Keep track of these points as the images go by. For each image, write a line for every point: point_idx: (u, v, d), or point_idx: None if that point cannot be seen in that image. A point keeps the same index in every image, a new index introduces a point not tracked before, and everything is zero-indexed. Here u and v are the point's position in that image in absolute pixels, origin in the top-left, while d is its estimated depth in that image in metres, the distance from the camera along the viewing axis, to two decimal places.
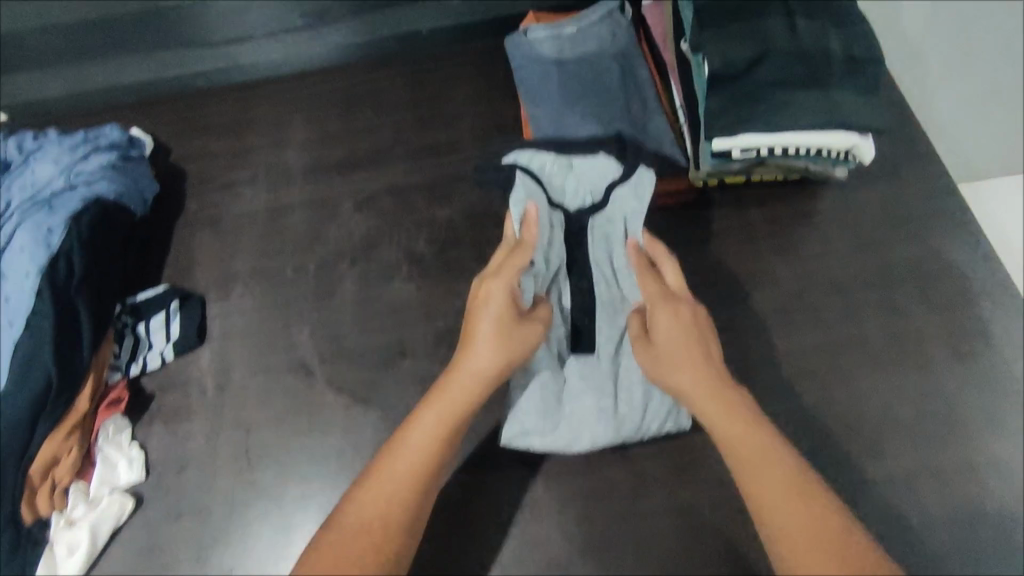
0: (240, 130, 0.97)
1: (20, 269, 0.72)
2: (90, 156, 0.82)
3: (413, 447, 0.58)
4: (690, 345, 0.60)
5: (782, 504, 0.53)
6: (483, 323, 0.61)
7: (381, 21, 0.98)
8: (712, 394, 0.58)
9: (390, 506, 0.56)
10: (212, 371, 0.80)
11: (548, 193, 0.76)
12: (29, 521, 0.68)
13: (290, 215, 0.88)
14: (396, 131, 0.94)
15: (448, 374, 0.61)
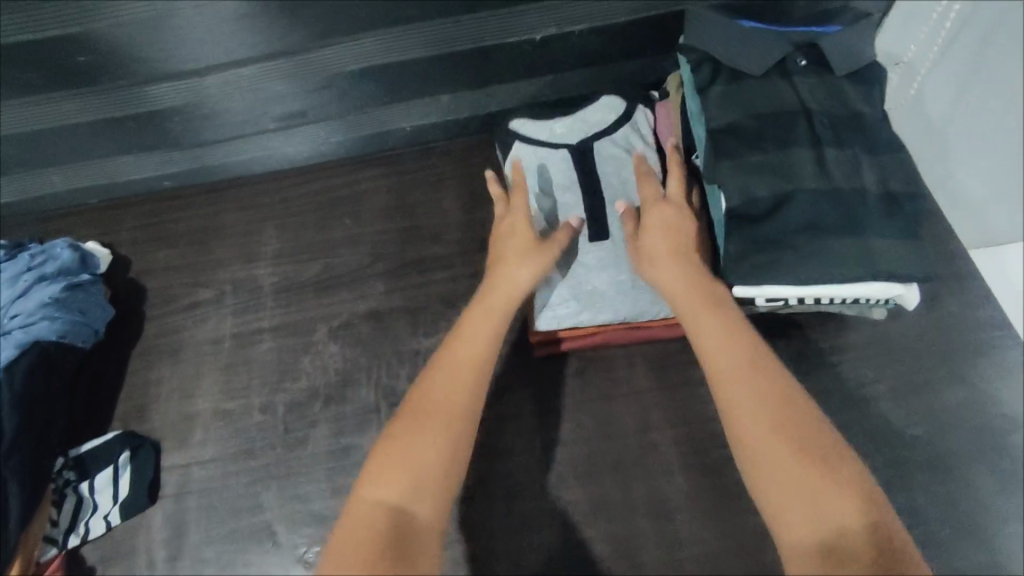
0: (207, 240, 0.88)
1: None
2: (39, 285, 0.74)
3: (464, 346, 0.54)
4: (679, 240, 0.60)
5: (744, 370, 0.47)
6: (505, 249, 0.64)
7: (362, 122, 0.89)
8: (689, 283, 0.56)
9: (456, 395, 0.50)
10: (163, 539, 0.69)
11: (551, 140, 0.78)
12: None
13: (258, 344, 0.79)
14: (376, 243, 0.85)
15: (489, 287, 0.61)
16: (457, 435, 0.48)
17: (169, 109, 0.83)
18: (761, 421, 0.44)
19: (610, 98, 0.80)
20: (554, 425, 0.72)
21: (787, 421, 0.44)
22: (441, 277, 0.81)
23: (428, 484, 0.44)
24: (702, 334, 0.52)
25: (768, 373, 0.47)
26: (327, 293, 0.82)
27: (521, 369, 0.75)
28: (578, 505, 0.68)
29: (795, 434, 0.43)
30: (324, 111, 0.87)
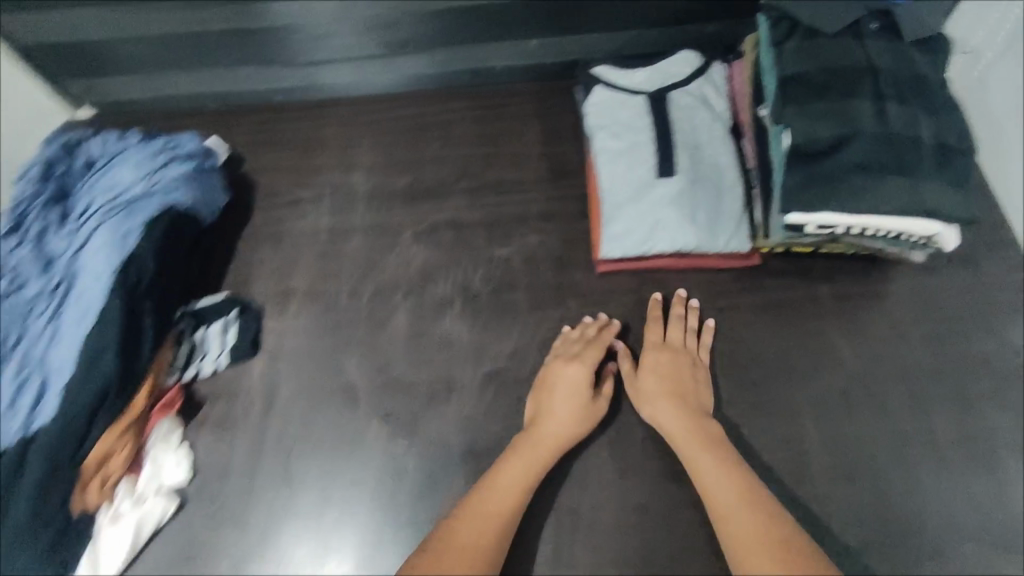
0: (309, 147, 0.98)
1: (96, 269, 0.75)
2: (167, 163, 0.85)
3: (496, 488, 0.66)
4: (681, 390, 0.72)
5: (735, 505, 0.62)
6: (551, 401, 0.72)
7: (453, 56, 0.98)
8: (688, 423, 0.69)
9: (487, 532, 0.63)
10: (261, 387, 0.79)
11: (630, 87, 0.87)
12: (77, 512, 0.68)
13: (350, 238, 0.88)
14: (461, 165, 0.94)
15: (528, 439, 0.70)
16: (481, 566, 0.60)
17: (289, 26, 0.93)
18: (755, 546, 0.59)
19: (689, 52, 0.88)
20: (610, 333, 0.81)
21: (778, 547, 0.58)
22: (517, 200, 0.91)
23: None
24: (700, 471, 0.66)
25: (752, 502, 0.62)
26: (414, 203, 0.91)
27: (584, 283, 0.84)
28: (625, 402, 0.77)
29: (781, 552, 0.58)
30: (423, 43, 0.96)
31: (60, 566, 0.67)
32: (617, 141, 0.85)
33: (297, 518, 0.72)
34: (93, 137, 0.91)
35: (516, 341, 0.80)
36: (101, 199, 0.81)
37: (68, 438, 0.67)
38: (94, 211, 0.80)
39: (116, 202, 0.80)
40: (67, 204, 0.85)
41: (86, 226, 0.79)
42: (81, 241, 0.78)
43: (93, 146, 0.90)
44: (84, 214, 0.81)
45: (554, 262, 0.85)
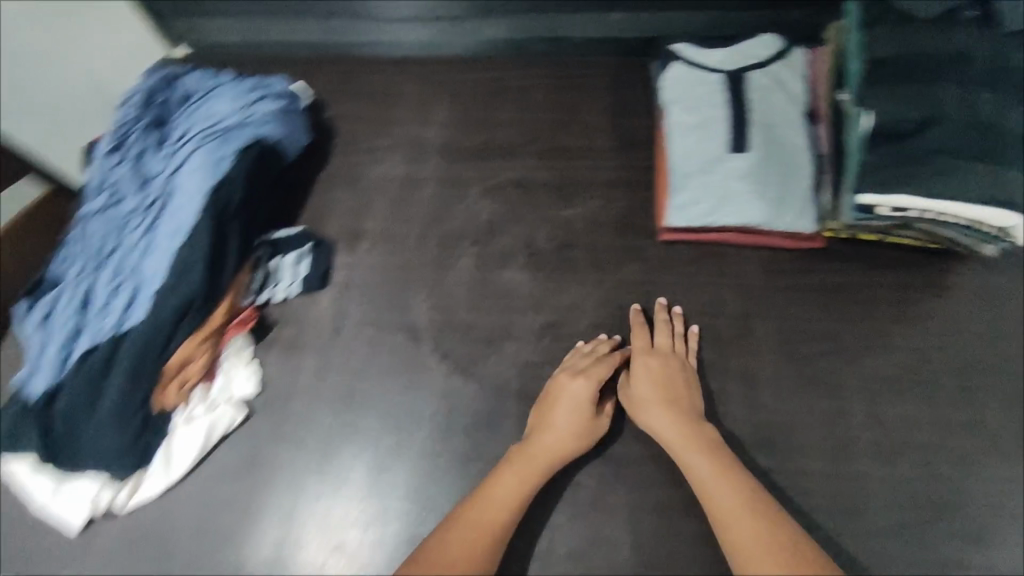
0: (388, 99, 1.02)
1: (190, 188, 0.80)
2: (260, 100, 0.90)
3: (490, 499, 0.67)
4: (676, 398, 0.72)
5: (731, 504, 0.64)
6: (552, 414, 0.72)
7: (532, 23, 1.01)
8: (684, 428, 0.70)
9: (483, 538, 0.64)
10: (329, 315, 0.84)
11: (708, 66, 0.88)
12: (156, 410, 0.73)
13: (422, 188, 0.92)
14: (532, 128, 0.97)
15: (523, 452, 0.70)
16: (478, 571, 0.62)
17: None
18: (751, 545, 0.61)
19: (771, 35, 0.88)
20: (665, 298, 0.82)
21: (778, 548, 0.60)
22: (585, 165, 0.93)
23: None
24: (697, 475, 0.67)
25: (747, 502, 0.63)
26: (485, 161, 0.95)
27: (645, 249, 0.85)
28: None
29: (780, 555, 0.59)
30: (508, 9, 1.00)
31: (138, 456, 0.71)
32: (691, 115, 0.86)
33: (353, 439, 0.75)
34: (191, 73, 0.96)
35: (573, 297, 0.82)
36: (197, 127, 0.86)
37: (155, 339, 0.73)
38: (191, 137, 0.85)
39: (211, 130, 0.85)
40: (166, 130, 0.91)
41: (183, 151, 0.84)
42: (176, 164, 0.83)
43: (192, 81, 0.95)
44: (182, 140, 0.86)
45: (617, 227, 0.87)
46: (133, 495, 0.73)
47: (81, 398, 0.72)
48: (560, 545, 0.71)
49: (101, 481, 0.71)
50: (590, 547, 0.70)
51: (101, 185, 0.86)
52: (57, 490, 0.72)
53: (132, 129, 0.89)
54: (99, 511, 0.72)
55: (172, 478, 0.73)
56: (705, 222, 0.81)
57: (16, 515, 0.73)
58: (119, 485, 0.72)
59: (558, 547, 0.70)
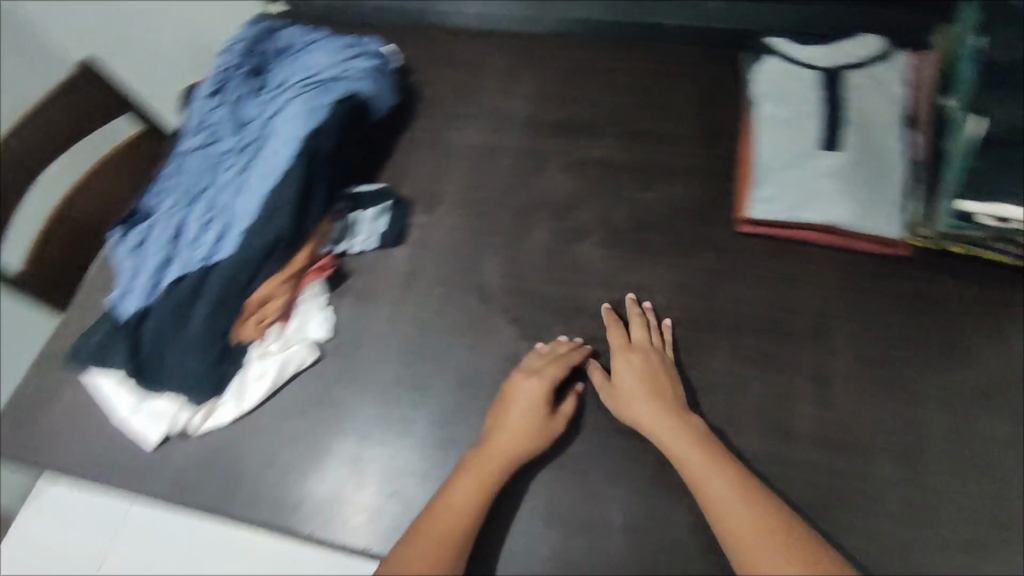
0: (476, 70, 1.04)
1: (286, 134, 0.83)
2: (356, 57, 0.92)
3: (449, 504, 0.67)
4: (656, 397, 0.72)
5: (727, 495, 0.65)
6: (510, 414, 0.72)
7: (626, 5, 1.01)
8: (670, 422, 0.70)
9: (450, 537, 0.66)
10: (403, 270, 0.86)
11: (803, 62, 0.87)
12: (234, 342, 0.76)
13: (503, 158, 0.94)
14: (617, 108, 0.97)
15: (477, 452, 0.71)
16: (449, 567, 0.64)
17: None
18: (752, 535, 0.63)
19: (873, 36, 0.86)
20: (739, 287, 0.81)
21: (771, 535, 0.63)
22: (667, 151, 0.93)
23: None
24: (689, 467, 0.68)
25: (743, 493, 0.65)
26: (566, 138, 0.96)
27: (722, 238, 0.85)
28: (746, 354, 0.77)
29: (773, 541, 0.62)
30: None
31: (215, 382, 0.75)
32: (782, 109, 0.85)
33: (420, 390, 0.77)
34: (291, 26, 0.99)
35: (644, 279, 0.83)
36: (295, 77, 0.89)
37: (241, 274, 0.76)
38: (289, 86, 0.88)
39: (309, 81, 0.88)
40: (263, 78, 0.94)
41: (281, 99, 0.87)
42: (274, 110, 0.86)
43: (291, 34, 0.97)
44: (280, 88, 0.89)
45: (694, 214, 0.87)
46: (206, 420, 0.76)
47: (169, 323, 0.76)
48: (615, 516, 0.70)
49: (180, 402, 0.75)
50: (646, 522, 0.69)
51: (200, 124, 0.89)
52: (138, 407, 0.76)
53: (233, 73, 0.92)
54: (175, 431, 0.75)
55: (243, 409, 0.76)
56: (788, 217, 0.80)
57: (99, 425, 0.78)
58: (195, 408, 0.75)
59: (612, 518, 0.70)
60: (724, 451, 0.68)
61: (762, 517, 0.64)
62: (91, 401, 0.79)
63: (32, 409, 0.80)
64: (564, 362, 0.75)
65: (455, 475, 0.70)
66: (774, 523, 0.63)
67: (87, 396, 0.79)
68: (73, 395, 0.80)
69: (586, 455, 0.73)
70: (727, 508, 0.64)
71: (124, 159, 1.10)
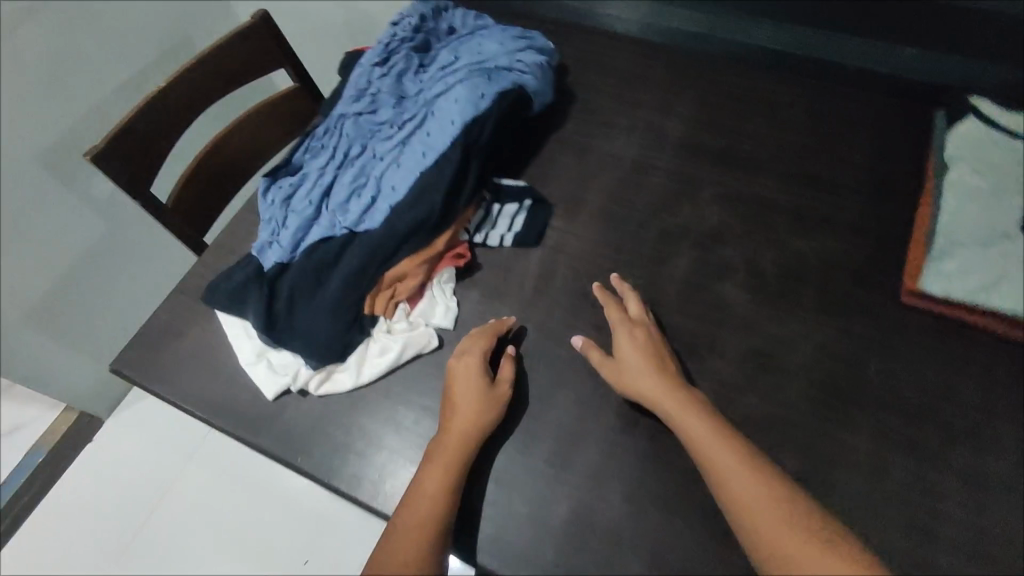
0: (635, 81, 1.01)
1: (448, 116, 0.82)
2: (525, 51, 0.90)
3: (421, 490, 0.66)
4: (651, 373, 0.70)
5: (734, 474, 0.62)
6: (459, 392, 0.71)
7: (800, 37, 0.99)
8: (675, 401, 0.68)
9: (426, 515, 0.64)
10: (535, 273, 0.83)
11: (1008, 133, 0.82)
12: (365, 313, 0.76)
13: (652, 175, 0.91)
14: (779, 147, 0.92)
15: (439, 434, 0.69)
16: (429, 545, 0.63)
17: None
18: (761, 516, 0.60)
19: None
20: (897, 362, 0.74)
21: (784, 511, 0.60)
22: (831, 200, 0.87)
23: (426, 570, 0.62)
24: (698, 445, 0.65)
25: (751, 471, 0.62)
26: (722, 167, 0.91)
27: (883, 304, 0.78)
28: (895, 435, 0.70)
29: (787, 517, 0.60)
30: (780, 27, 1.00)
31: (339, 349, 0.75)
32: (975, 178, 0.81)
33: (534, 398, 0.75)
34: (460, 10, 0.99)
35: (790, 330, 0.77)
36: (463, 61, 0.88)
37: (382, 249, 0.77)
38: (457, 69, 0.87)
39: (477, 67, 0.87)
40: (428, 56, 0.94)
41: (446, 80, 0.87)
42: (439, 90, 0.86)
43: (457, 22, 0.98)
44: (446, 69, 0.89)
45: (854, 273, 0.80)
46: (322, 385, 0.75)
47: (307, 283, 0.77)
48: None
49: (302, 362, 0.76)
50: None
51: (361, 89, 0.90)
52: (260, 357, 0.77)
53: (401, 46, 0.92)
54: (293, 389, 0.75)
55: (359, 381, 0.75)
56: (965, 297, 0.74)
57: (219, 368, 0.79)
58: (315, 370, 0.75)
59: None
60: (728, 427, 0.66)
61: (772, 502, 0.60)
62: (217, 342, 0.81)
63: (161, 337, 0.82)
64: (492, 333, 0.76)
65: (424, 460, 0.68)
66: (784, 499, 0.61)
67: (214, 336, 0.81)
68: (201, 333, 0.82)
69: (701, 507, 0.68)
70: (733, 486, 0.62)
71: (273, 110, 1.13)
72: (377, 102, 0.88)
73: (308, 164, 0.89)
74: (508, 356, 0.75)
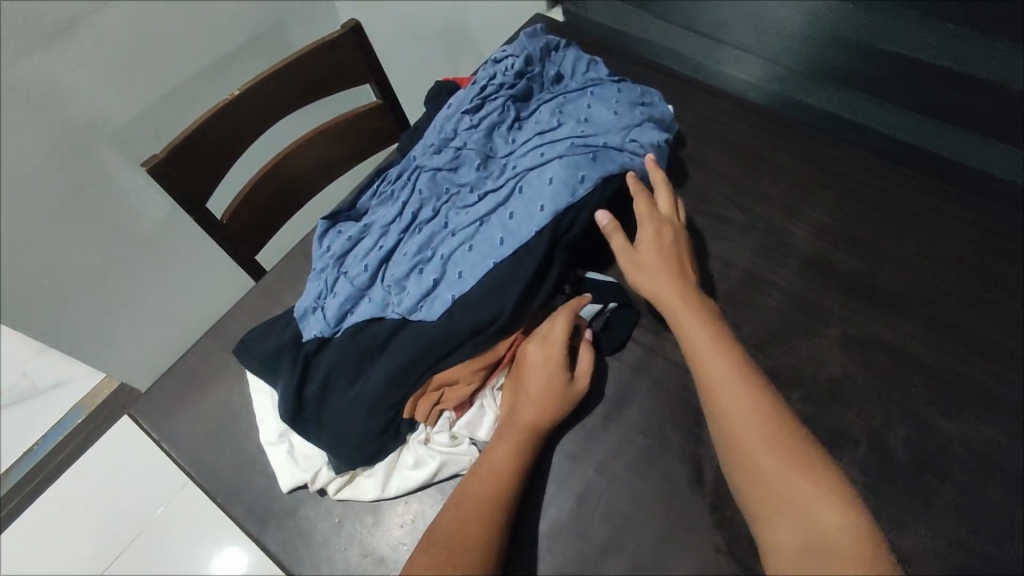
0: (761, 168, 0.87)
1: (538, 198, 0.70)
2: (636, 131, 0.77)
3: (486, 466, 0.63)
4: (666, 273, 0.69)
5: (741, 407, 0.60)
6: (532, 361, 0.68)
7: (966, 145, 0.88)
8: (707, 332, 0.65)
9: (497, 483, 0.62)
10: (606, 396, 0.71)
11: None
12: (405, 416, 0.66)
13: (766, 295, 0.77)
14: (926, 283, 0.76)
15: (509, 413, 0.66)
16: (503, 515, 0.61)
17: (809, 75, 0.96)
18: (770, 463, 0.58)
19: None
20: None
21: (801, 463, 0.57)
22: (989, 372, 0.70)
23: (496, 543, 0.59)
24: (718, 386, 0.62)
25: (770, 419, 0.59)
26: (854, 299, 0.76)
27: None
28: None
29: (802, 470, 0.57)
30: (936, 133, 0.90)
31: (368, 454, 0.65)
32: None
33: (583, 558, 0.63)
34: (572, 55, 0.85)
35: (915, 542, 0.61)
36: (564, 129, 0.75)
37: (437, 348, 0.66)
38: (556, 138, 0.75)
39: (579, 141, 0.74)
40: (525, 107, 0.81)
41: (542, 150, 0.74)
42: (534, 161, 0.73)
43: (568, 72, 0.84)
44: (544, 134, 0.76)
45: (1008, 480, 0.64)
46: (343, 488, 0.66)
47: (345, 370, 0.68)
48: None
49: (325, 459, 0.67)
50: None
51: (444, 135, 0.78)
52: (282, 439, 0.69)
53: (497, 92, 0.80)
54: (311, 488, 0.66)
55: (384, 494, 0.65)
56: None
57: (239, 441, 0.71)
58: (338, 472, 0.66)
59: None
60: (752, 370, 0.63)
61: (790, 454, 0.58)
62: (241, 406, 0.73)
63: (183, 387, 0.75)
64: (570, 310, 0.68)
65: (493, 437, 0.65)
66: (804, 455, 0.58)
67: (239, 399, 0.74)
68: (226, 392, 0.74)
69: None
70: (742, 423, 0.59)
71: (349, 127, 1.04)
72: (459, 156, 0.76)
73: (371, 212, 0.79)
74: (584, 343, 0.70)
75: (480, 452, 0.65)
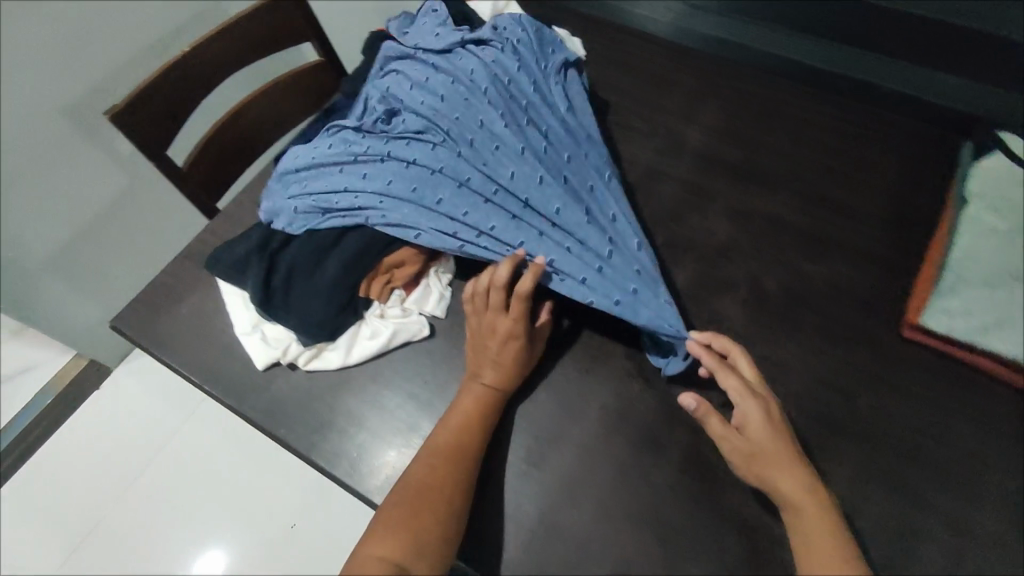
0: (659, 84, 1.01)
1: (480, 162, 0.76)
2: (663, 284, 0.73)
3: (452, 420, 0.70)
4: (773, 458, 0.64)
5: None
6: (495, 329, 0.72)
7: (845, 57, 1.02)
8: (806, 503, 0.62)
9: (461, 437, 0.69)
10: None
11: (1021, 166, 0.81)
12: (361, 295, 0.78)
13: (666, 183, 0.90)
14: (796, 161, 0.91)
15: (473, 372, 0.73)
16: (465, 467, 0.68)
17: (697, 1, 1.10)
18: None
19: None
20: (881, 391, 0.74)
21: None
22: (843, 223, 0.85)
23: (457, 494, 0.66)
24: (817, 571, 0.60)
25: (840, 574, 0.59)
26: (739, 181, 0.90)
27: (882, 334, 0.77)
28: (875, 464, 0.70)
29: None
30: (820, 49, 1.03)
31: (331, 327, 0.76)
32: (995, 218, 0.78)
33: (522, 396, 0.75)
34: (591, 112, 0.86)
35: (786, 355, 0.76)
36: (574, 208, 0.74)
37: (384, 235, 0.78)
38: (579, 252, 0.72)
39: (608, 270, 0.72)
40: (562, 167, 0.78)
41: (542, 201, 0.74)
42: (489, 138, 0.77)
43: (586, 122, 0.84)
44: (564, 236, 0.73)
45: (858, 299, 0.79)
46: (312, 360, 0.77)
47: (305, 263, 0.78)
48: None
49: (294, 337, 0.77)
50: None
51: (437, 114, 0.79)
52: (254, 329, 0.79)
53: (536, 117, 0.80)
54: (284, 362, 0.77)
55: (348, 361, 0.76)
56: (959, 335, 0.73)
57: (217, 337, 0.81)
58: (306, 346, 0.76)
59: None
60: (841, 540, 0.61)
61: None
62: (216, 311, 0.83)
63: (161, 301, 0.84)
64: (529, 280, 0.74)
65: (460, 393, 0.72)
66: None
67: (214, 306, 0.83)
68: (201, 300, 0.84)
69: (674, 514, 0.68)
70: None
71: (297, 80, 1.13)
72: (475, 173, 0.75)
73: (352, 142, 0.81)
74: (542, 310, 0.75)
75: (448, 409, 0.72)
